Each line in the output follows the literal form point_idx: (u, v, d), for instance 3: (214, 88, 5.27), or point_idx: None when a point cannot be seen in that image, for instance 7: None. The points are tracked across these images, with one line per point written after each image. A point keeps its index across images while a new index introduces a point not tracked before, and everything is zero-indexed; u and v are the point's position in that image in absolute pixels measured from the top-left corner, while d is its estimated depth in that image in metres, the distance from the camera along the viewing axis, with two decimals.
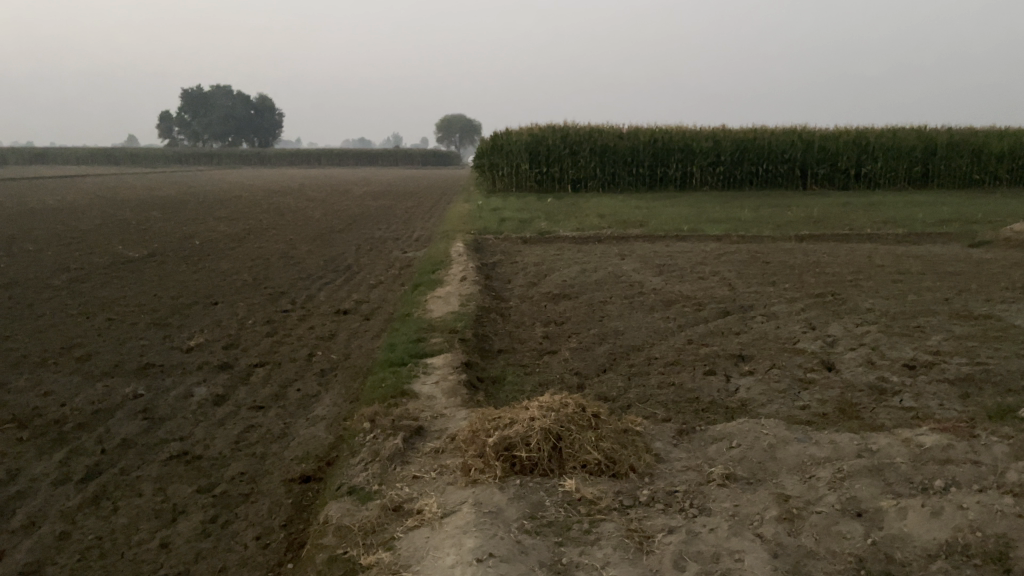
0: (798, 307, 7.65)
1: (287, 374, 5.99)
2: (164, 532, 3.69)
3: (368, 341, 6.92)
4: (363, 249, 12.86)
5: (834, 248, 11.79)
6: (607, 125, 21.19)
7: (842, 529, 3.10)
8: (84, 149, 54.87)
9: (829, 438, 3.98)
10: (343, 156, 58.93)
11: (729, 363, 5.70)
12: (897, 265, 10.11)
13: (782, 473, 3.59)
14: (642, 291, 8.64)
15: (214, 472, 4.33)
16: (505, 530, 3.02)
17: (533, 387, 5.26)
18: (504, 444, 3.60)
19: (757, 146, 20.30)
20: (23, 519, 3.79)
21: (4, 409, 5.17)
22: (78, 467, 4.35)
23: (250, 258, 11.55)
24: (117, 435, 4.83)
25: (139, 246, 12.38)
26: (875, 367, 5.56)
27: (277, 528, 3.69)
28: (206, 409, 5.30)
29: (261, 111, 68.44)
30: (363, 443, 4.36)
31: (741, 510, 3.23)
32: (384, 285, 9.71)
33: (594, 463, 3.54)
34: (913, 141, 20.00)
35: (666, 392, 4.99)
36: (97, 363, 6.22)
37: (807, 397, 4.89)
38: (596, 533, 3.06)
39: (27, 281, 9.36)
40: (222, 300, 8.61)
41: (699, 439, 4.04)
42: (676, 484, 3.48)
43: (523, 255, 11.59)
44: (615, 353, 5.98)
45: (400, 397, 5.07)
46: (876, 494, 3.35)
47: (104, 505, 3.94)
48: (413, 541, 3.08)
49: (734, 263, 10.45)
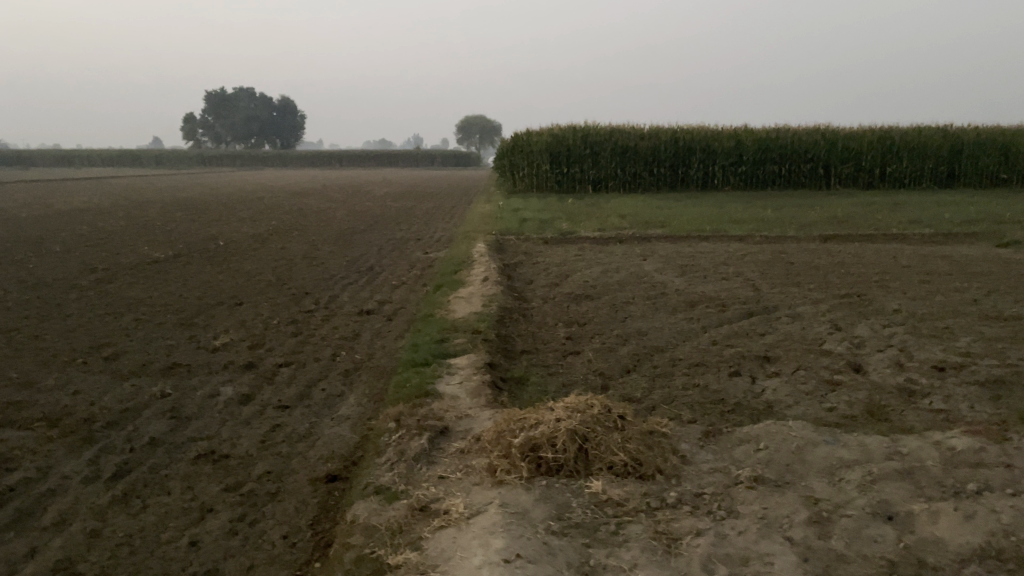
0: (823, 308, 7.58)
1: (311, 374, 6.02)
2: (192, 530, 3.73)
3: (391, 342, 6.95)
4: (385, 250, 12.92)
5: (858, 248, 11.67)
6: (628, 125, 21.12)
7: (872, 533, 3.06)
8: (110, 150, 55.52)
9: (858, 440, 3.94)
10: (364, 158, 59.20)
11: (754, 365, 5.66)
12: (924, 266, 9.99)
13: (810, 475, 3.55)
14: (665, 291, 8.60)
15: (241, 470, 4.36)
16: (532, 531, 3.02)
17: (557, 387, 5.25)
18: (530, 445, 3.60)
19: (780, 145, 20.12)
20: (54, 516, 3.84)
21: (35, 408, 5.24)
22: (107, 466, 4.41)
23: (273, 258, 11.64)
24: (145, 433, 4.89)
25: (164, 247, 12.51)
26: (903, 369, 5.50)
27: (304, 527, 3.72)
28: (232, 408, 5.34)
29: (283, 113, 68.97)
30: (388, 443, 4.38)
31: (770, 513, 3.20)
32: (406, 285, 9.75)
33: (620, 465, 3.52)
34: (939, 140, 19.74)
35: (690, 393, 4.96)
36: (125, 362, 6.29)
37: (834, 399, 4.84)
38: (623, 534, 3.05)
39: (56, 281, 9.50)
40: (247, 300, 8.68)
41: (725, 441, 4.01)
42: (703, 486, 3.46)
43: (545, 256, 11.58)
44: (638, 354, 5.96)
45: (425, 397, 5.08)
46: (906, 497, 3.31)
47: (134, 503, 3.99)
48: (440, 542, 3.08)
49: (757, 264, 10.37)
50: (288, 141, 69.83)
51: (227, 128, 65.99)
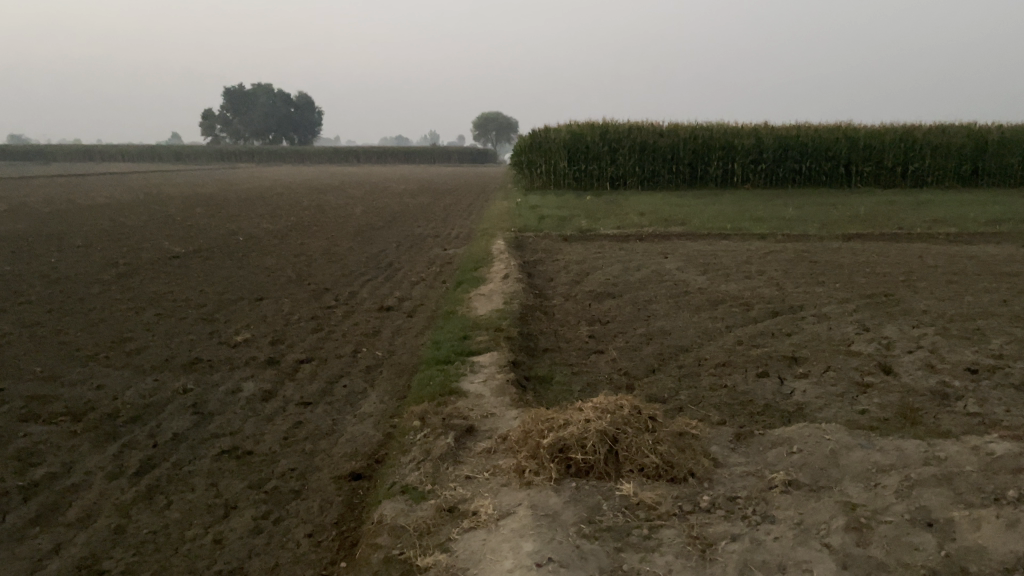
0: (850, 308, 7.46)
1: (333, 371, 5.99)
2: (217, 528, 3.70)
3: (413, 339, 6.90)
4: (404, 246, 12.90)
5: (882, 247, 11.49)
6: (647, 122, 20.97)
7: (913, 541, 2.98)
8: (131, 146, 56.04)
9: (894, 445, 3.84)
10: (381, 154, 59.28)
11: (782, 365, 5.56)
12: (951, 266, 9.83)
13: (846, 480, 3.47)
14: (687, 290, 8.50)
15: (265, 468, 4.33)
16: (563, 534, 2.96)
17: (582, 387, 5.18)
18: (559, 446, 3.55)
19: (801, 143, 19.90)
20: (78, 512, 3.82)
21: (59, 402, 5.25)
22: (131, 461, 4.39)
23: (293, 254, 11.64)
24: (168, 429, 4.87)
25: (185, 242, 12.55)
26: (935, 371, 5.39)
27: (329, 526, 3.68)
28: (254, 404, 5.32)
29: (301, 109, 69.22)
30: (413, 441, 4.33)
31: (806, 518, 3.13)
32: (425, 282, 9.72)
33: (652, 467, 3.45)
34: (963, 139, 19.45)
35: (718, 394, 4.88)
36: (147, 357, 6.29)
37: (866, 402, 4.74)
38: (656, 539, 2.98)
39: (78, 276, 9.54)
40: (267, 296, 8.68)
41: (757, 443, 3.93)
42: (736, 490, 3.38)
43: (564, 253, 11.51)
44: (664, 354, 5.89)
45: (448, 396, 5.03)
46: (946, 504, 3.21)
47: (159, 499, 3.97)
48: (469, 544, 3.03)
49: (780, 263, 10.23)
50: (306, 137, 70.12)
51: (246, 124, 66.33)
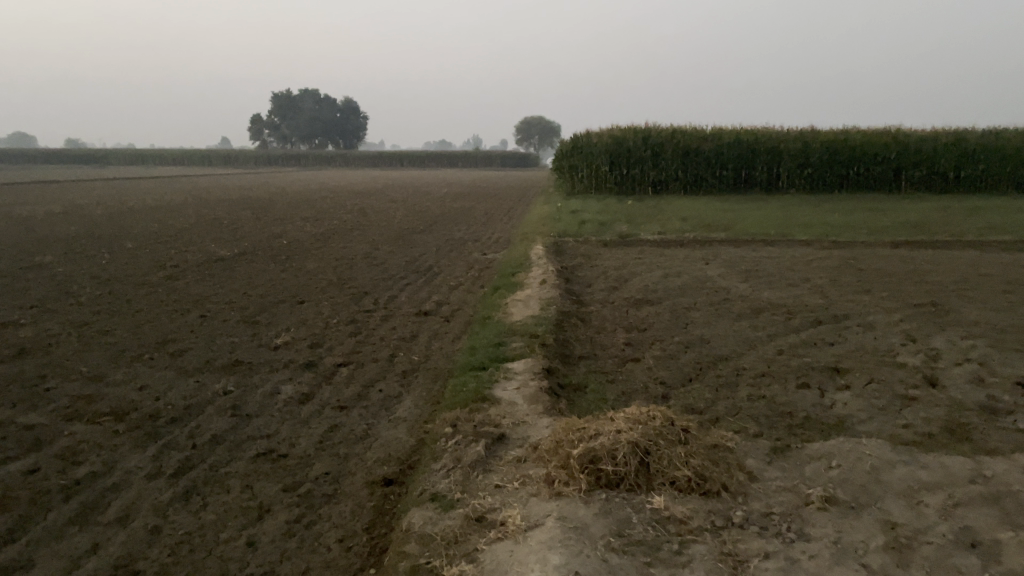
0: (896, 317, 7.27)
1: (369, 375, 6.03)
2: (250, 530, 3.74)
3: (450, 343, 6.91)
4: (444, 251, 12.94)
5: (932, 255, 11.18)
6: (691, 126, 20.77)
7: (956, 563, 2.87)
8: (182, 150, 57.38)
9: (939, 462, 3.71)
10: (424, 158, 59.66)
11: (824, 376, 5.43)
12: (1003, 275, 9.52)
13: (886, 498, 3.36)
14: (728, 297, 8.37)
15: (299, 471, 4.37)
16: (592, 547, 2.92)
17: (617, 395, 5.12)
18: (590, 457, 3.50)
19: (849, 147, 19.49)
20: (117, 512, 3.89)
21: (102, 402, 5.36)
22: (170, 462, 4.46)
23: (334, 258, 11.76)
24: (206, 430, 4.95)
25: (230, 245, 12.77)
26: (984, 385, 5.20)
27: (360, 531, 3.69)
28: (291, 407, 5.38)
29: (347, 114, 70.07)
30: (445, 448, 4.32)
31: (844, 538, 3.04)
32: (463, 286, 9.74)
33: (684, 480, 3.39)
34: (1019, 143, 18.85)
35: (757, 406, 4.78)
36: (189, 358, 6.41)
37: (910, 416, 4.61)
38: (687, 555, 2.92)
39: (127, 277, 9.77)
40: (308, 299, 8.77)
41: (795, 457, 3.84)
42: (772, 506, 3.30)
43: (604, 258, 11.44)
44: (702, 362, 5.80)
45: (482, 402, 5.01)
46: (992, 525, 3.09)
47: (194, 501, 4.03)
48: (496, 555, 3.00)
49: (825, 270, 10.02)
50: (350, 142, 71.01)
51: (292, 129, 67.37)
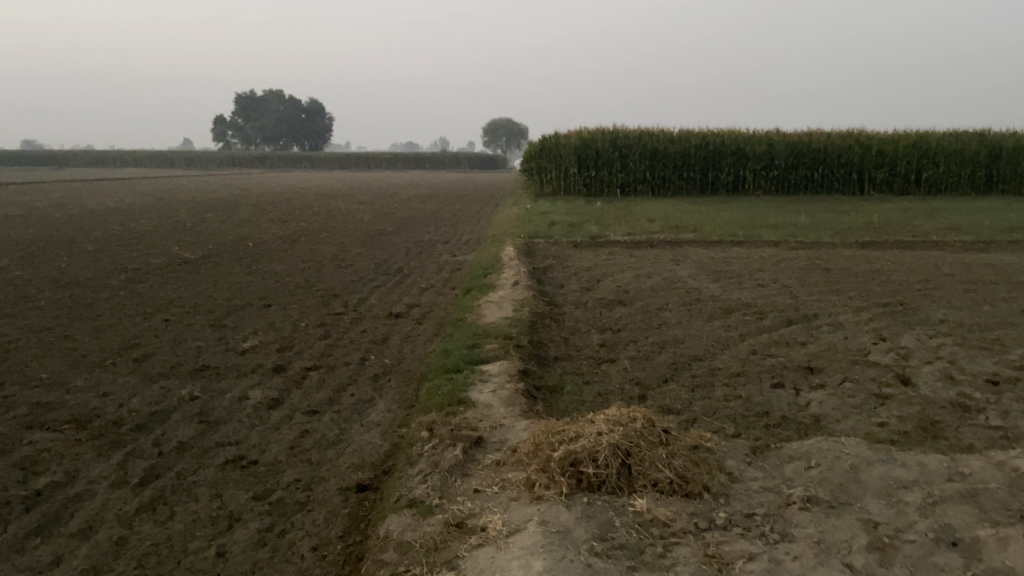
0: (865, 317, 7.33)
1: (341, 379, 5.91)
2: (221, 540, 3.62)
3: (422, 346, 6.82)
4: (413, 252, 12.83)
5: (897, 255, 11.34)
6: (658, 128, 20.88)
7: (938, 562, 2.87)
8: (143, 152, 56.36)
9: (916, 460, 3.72)
10: (392, 160, 59.34)
11: (798, 376, 5.45)
12: (967, 274, 9.69)
13: (867, 497, 3.36)
14: (700, 298, 8.39)
15: (270, 478, 4.25)
16: (575, 552, 2.86)
17: (593, 397, 5.08)
18: (570, 459, 3.45)
19: (813, 149, 19.75)
20: (81, 523, 3.75)
21: (64, 409, 5.19)
22: (135, 471, 4.32)
23: (302, 260, 11.59)
24: (173, 437, 4.80)
25: (195, 248, 12.52)
26: (955, 382, 5.26)
27: (335, 539, 3.60)
28: (261, 413, 5.25)
29: (312, 115, 69.41)
30: (420, 453, 4.24)
31: (827, 537, 3.02)
32: (434, 288, 9.65)
33: (666, 482, 3.35)
34: (978, 145, 19.23)
35: (733, 406, 4.77)
36: (154, 363, 6.24)
37: (884, 414, 4.63)
38: (671, 557, 2.88)
39: (87, 281, 9.50)
40: (276, 302, 8.61)
41: (774, 458, 3.82)
42: (754, 507, 3.27)
43: (574, 260, 11.43)
44: (676, 363, 5.79)
45: (457, 406, 4.94)
46: (971, 522, 3.10)
47: (162, 510, 3.90)
48: (478, 561, 2.94)
49: (793, 270, 10.11)
50: (316, 143, 70.40)
51: (257, 130, 66.56)
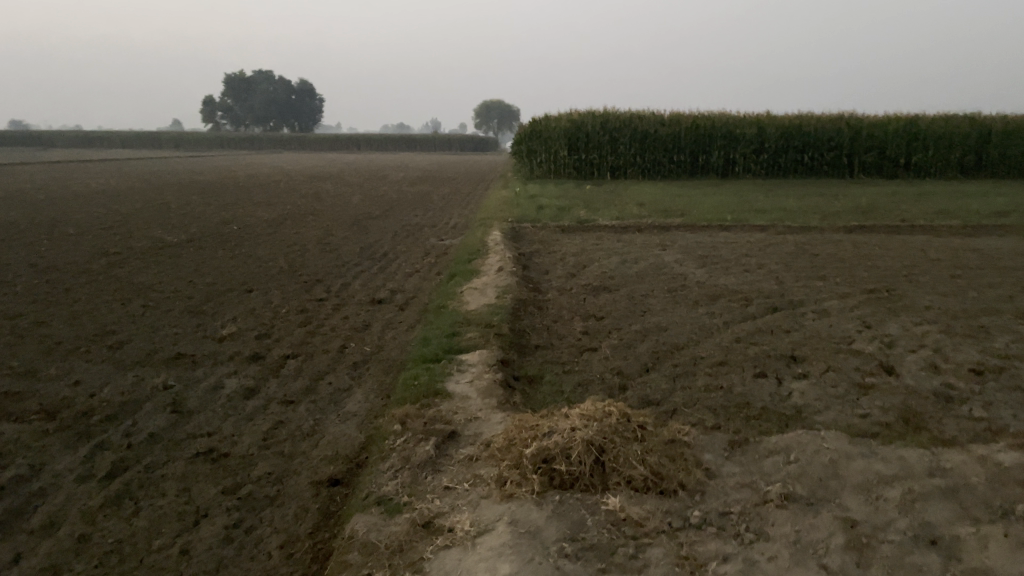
0: (851, 303, 7.26)
1: (318, 367, 5.81)
2: (186, 537, 3.53)
3: (402, 334, 6.71)
4: (399, 236, 12.66)
5: (886, 240, 11.28)
6: (648, 110, 20.69)
7: (916, 562, 2.80)
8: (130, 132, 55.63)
9: (897, 453, 3.65)
10: (382, 142, 58.84)
11: (780, 365, 5.38)
12: (953, 259, 9.64)
13: (845, 492, 3.29)
14: (685, 284, 8.29)
15: (240, 472, 4.15)
16: (544, 554, 2.78)
17: (572, 387, 5.00)
18: (543, 456, 3.37)
19: (803, 132, 19.63)
20: (43, 518, 3.65)
21: (33, 399, 5.06)
22: (102, 463, 4.21)
23: (287, 244, 11.43)
24: (142, 429, 4.69)
25: (178, 231, 12.32)
26: (939, 371, 5.19)
27: (303, 536, 3.51)
28: (235, 403, 5.14)
29: (302, 96, 68.77)
30: (393, 447, 4.14)
31: (804, 537, 2.95)
32: (419, 274, 9.53)
33: (641, 479, 3.28)
34: (967, 129, 19.15)
35: (714, 396, 4.69)
36: (129, 351, 6.12)
37: (867, 405, 4.56)
38: (643, 559, 2.81)
39: (66, 266, 9.32)
40: (257, 288, 8.46)
41: (752, 451, 3.75)
42: (730, 504, 3.20)
43: (562, 245, 11.30)
44: (658, 352, 5.70)
45: (433, 397, 4.84)
46: (951, 520, 3.03)
47: (127, 506, 3.79)
48: (445, 563, 2.85)
49: (780, 255, 10.03)
50: (306, 124, 69.86)
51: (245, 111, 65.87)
